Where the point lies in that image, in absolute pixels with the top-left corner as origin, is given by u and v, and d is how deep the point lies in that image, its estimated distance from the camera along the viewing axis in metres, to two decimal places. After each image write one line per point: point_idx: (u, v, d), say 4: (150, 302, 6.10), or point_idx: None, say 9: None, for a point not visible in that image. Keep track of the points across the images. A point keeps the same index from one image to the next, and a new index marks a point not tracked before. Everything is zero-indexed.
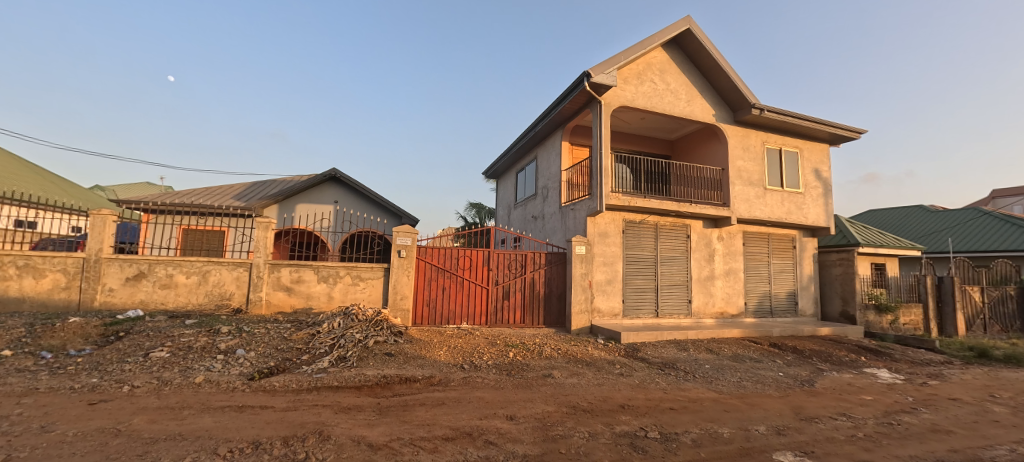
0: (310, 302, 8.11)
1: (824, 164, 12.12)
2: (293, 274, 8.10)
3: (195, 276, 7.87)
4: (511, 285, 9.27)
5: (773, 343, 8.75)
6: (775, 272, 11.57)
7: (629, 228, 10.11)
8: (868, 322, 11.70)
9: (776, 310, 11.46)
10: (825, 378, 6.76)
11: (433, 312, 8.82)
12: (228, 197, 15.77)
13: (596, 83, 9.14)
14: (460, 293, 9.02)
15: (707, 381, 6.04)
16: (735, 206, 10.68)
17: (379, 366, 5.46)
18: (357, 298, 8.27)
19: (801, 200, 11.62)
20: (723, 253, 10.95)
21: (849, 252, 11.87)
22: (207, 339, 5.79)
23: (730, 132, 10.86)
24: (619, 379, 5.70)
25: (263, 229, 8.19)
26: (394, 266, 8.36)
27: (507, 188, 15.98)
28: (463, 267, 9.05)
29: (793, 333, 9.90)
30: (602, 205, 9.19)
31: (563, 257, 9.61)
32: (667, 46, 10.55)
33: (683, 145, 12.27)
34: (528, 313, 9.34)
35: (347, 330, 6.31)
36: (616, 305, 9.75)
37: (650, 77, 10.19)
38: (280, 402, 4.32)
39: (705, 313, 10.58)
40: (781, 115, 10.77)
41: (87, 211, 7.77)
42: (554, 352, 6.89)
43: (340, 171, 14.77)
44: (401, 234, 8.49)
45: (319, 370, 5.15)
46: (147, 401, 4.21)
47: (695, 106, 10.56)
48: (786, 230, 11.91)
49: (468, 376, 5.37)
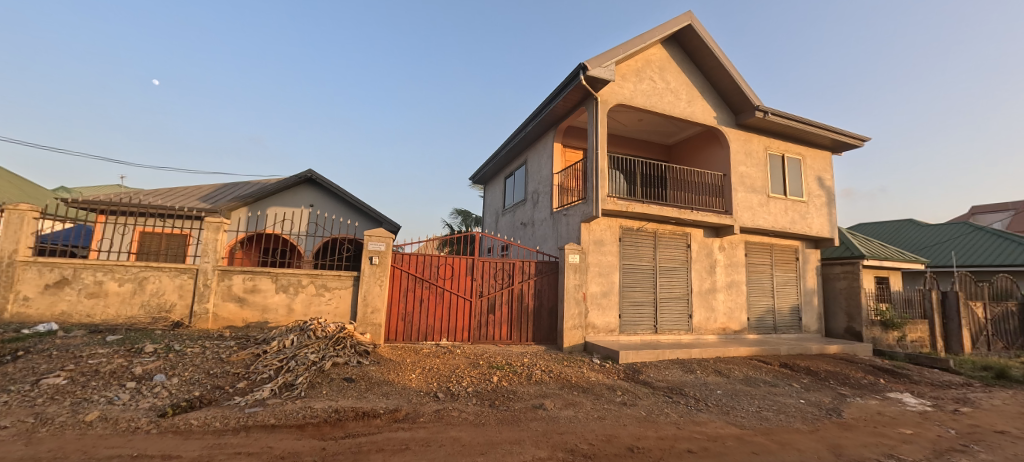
0: (266, 315, 7.06)
1: (827, 172, 11.59)
2: (247, 282, 7.06)
3: (129, 283, 6.76)
4: (497, 298, 8.36)
5: (783, 363, 7.96)
6: (778, 285, 10.90)
7: (627, 236, 9.31)
8: (874, 339, 11.08)
9: (780, 326, 10.74)
10: (851, 405, 5.98)
11: (410, 327, 7.85)
12: (193, 199, 14.51)
13: (593, 77, 8.40)
14: (440, 305, 8.06)
15: (723, 411, 5.20)
16: (739, 214, 10.00)
17: (332, 396, 4.43)
18: (321, 311, 7.24)
19: (805, 209, 11.01)
20: (724, 265, 10.23)
21: (853, 265, 11.29)
22: (123, 362, 4.71)
23: (732, 136, 10.24)
24: (623, 411, 4.80)
25: (214, 231, 7.16)
26: (364, 275, 7.37)
27: (495, 194, 15.12)
28: (444, 276, 8.14)
29: (801, 352, 9.14)
30: (598, 209, 8.40)
31: (554, 267, 8.75)
32: (667, 43, 9.95)
33: (681, 149, 11.62)
34: (515, 328, 8.41)
35: (300, 349, 5.27)
36: (612, 320, 8.89)
37: (649, 74, 9.53)
38: (191, 449, 3.29)
39: (706, 329, 9.79)
40: (785, 118, 10.20)
41: (3, 205, 6.67)
42: (545, 375, 5.95)
43: (316, 172, 13.79)
44: (374, 239, 7.54)
45: (254, 402, 4.12)
46: (7, 450, 3.15)
47: (696, 106, 9.92)
48: (789, 241, 11.27)
49: (442, 408, 4.39)
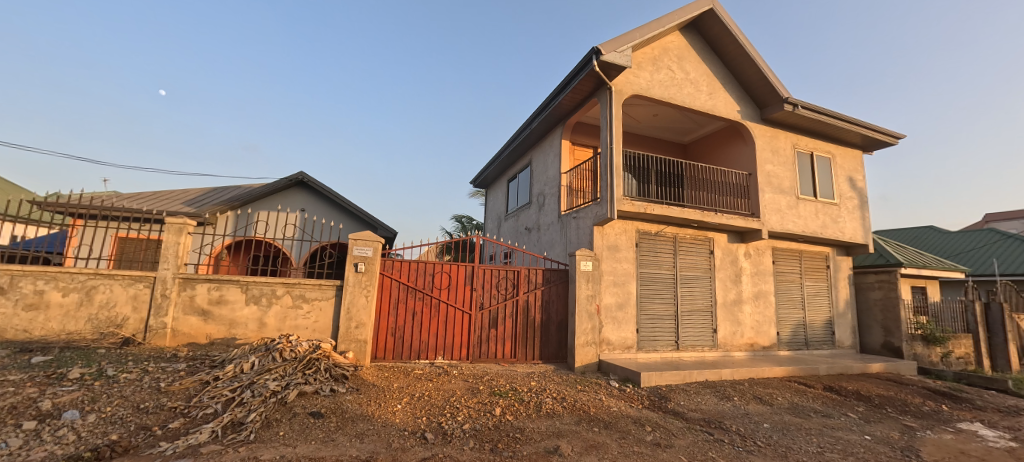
0: (233, 330, 6.12)
1: (859, 172, 10.66)
2: (212, 292, 6.15)
3: (75, 293, 5.84)
4: (499, 310, 7.40)
5: (828, 386, 6.95)
6: (809, 296, 9.90)
7: (644, 241, 8.37)
8: (915, 355, 10.05)
9: (812, 341, 9.73)
10: (925, 443, 4.98)
11: (401, 344, 6.89)
12: (177, 203, 13.63)
13: (607, 62, 7.52)
14: (434, 319, 7.12)
15: (780, 453, 4.22)
16: (766, 218, 9.05)
17: (289, 440, 3.46)
18: (298, 326, 6.29)
19: (837, 212, 10.05)
20: (751, 273, 9.25)
21: (889, 274, 10.30)
22: (31, 393, 3.75)
23: (757, 132, 9.34)
24: (658, 457, 3.81)
25: (175, 234, 6.26)
26: (348, 284, 6.43)
27: (498, 198, 14.21)
28: (440, 285, 7.21)
29: (842, 371, 8.13)
30: (614, 211, 7.47)
31: (564, 275, 7.83)
32: (686, 31, 9.11)
33: (700, 147, 10.73)
34: (520, 345, 7.44)
35: (259, 376, 4.31)
36: (629, 336, 7.91)
37: (666, 63, 8.67)
38: None
39: (733, 345, 8.79)
40: (816, 112, 9.30)
41: None
42: (558, 405, 4.96)
43: (307, 174, 12.98)
44: (360, 243, 6.63)
45: (184, 451, 3.15)
46: None
47: (718, 99, 9.04)
48: (819, 247, 10.30)
49: (431, 457, 3.42)
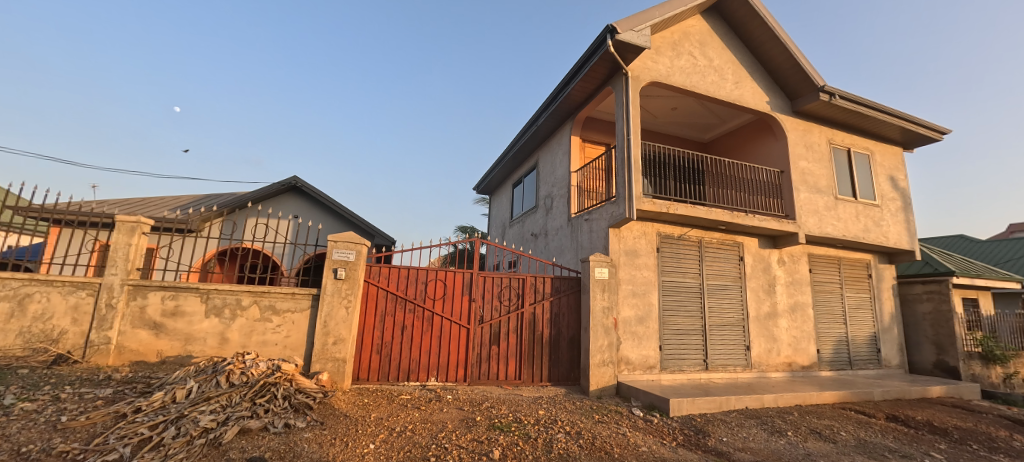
0: (189, 346, 5.22)
1: (900, 171, 9.65)
2: (167, 302, 5.28)
3: (6, 302, 4.98)
4: (502, 324, 6.44)
5: (892, 416, 5.85)
6: (851, 308, 8.82)
7: (665, 246, 7.40)
8: (974, 376, 8.87)
9: (856, 359, 8.61)
10: None
11: (387, 363, 5.94)
12: (164, 208, 12.93)
13: (623, 43, 6.68)
14: (427, 334, 6.17)
15: None
16: (803, 220, 8.03)
17: None
18: (267, 342, 5.39)
19: (879, 215, 9.01)
20: (786, 283, 8.22)
21: (939, 284, 9.22)
22: None
23: (788, 125, 8.42)
24: None
25: (127, 234, 5.43)
26: (326, 293, 5.52)
27: (503, 204, 13.34)
28: (434, 295, 6.29)
29: (899, 396, 7.01)
30: (632, 210, 6.52)
31: (576, 284, 6.87)
32: (708, 15, 8.28)
33: (723, 144, 9.84)
34: (526, 366, 6.45)
35: (192, 408, 3.39)
36: (651, 354, 6.88)
37: (687, 48, 7.84)
38: None
39: (768, 365, 7.71)
40: (855, 103, 8.37)
41: None
42: (573, 444, 3.97)
43: (302, 179, 12.22)
44: (340, 245, 5.74)
45: None
46: None
47: (745, 89, 8.14)
48: (859, 253, 9.25)
49: None
